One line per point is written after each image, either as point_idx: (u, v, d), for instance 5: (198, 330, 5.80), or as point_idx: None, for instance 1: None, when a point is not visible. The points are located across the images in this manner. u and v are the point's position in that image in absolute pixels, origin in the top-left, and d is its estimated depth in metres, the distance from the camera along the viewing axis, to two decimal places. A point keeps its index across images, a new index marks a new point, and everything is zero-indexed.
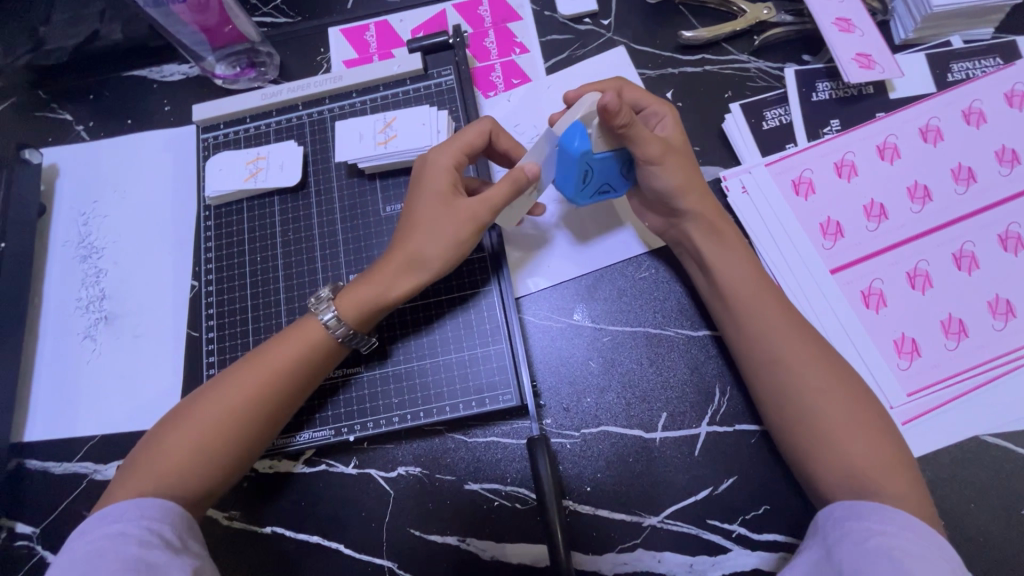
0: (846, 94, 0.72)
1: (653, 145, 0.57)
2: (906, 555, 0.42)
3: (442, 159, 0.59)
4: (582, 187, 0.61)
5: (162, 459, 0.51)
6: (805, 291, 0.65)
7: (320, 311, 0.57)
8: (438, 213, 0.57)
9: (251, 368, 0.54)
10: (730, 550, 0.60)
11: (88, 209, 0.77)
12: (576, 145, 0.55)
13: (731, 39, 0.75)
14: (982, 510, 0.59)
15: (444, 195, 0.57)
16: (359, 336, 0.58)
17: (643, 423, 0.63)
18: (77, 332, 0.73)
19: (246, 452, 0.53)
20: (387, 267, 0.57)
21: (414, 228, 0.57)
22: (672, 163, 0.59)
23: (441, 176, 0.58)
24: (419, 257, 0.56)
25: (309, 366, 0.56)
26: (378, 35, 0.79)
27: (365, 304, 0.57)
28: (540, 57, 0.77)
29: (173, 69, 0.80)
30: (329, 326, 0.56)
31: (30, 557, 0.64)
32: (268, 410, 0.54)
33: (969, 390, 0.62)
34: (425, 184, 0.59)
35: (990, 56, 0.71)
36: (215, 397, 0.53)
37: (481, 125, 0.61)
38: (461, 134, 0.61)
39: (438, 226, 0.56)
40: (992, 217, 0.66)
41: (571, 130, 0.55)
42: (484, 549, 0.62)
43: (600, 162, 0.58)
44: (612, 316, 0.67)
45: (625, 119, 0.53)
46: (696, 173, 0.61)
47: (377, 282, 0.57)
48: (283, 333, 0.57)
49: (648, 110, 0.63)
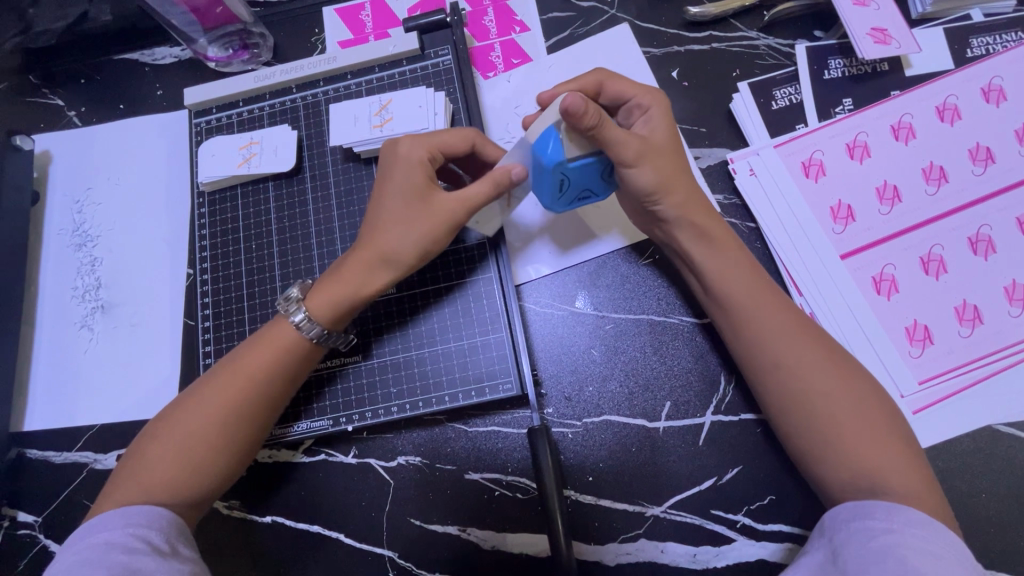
0: (860, 71, 0.69)
1: (629, 146, 0.53)
2: (912, 552, 0.41)
3: (415, 153, 0.56)
4: (560, 196, 0.56)
5: (150, 468, 0.50)
6: (815, 278, 0.63)
7: (290, 312, 0.55)
8: (414, 211, 0.54)
9: (227, 376, 0.53)
10: (734, 540, 0.59)
11: (81, 196, 0.76)
12: (549, 153, 0.51)
13: (740, 15, 0.72)
14: (994, 500, 0.58)
15: (421, 192, 0.55)
16: (333, 334, 0.57)
17: (646, 411, 0.62)
18: (74, 322, 0.72)
19: (234, 457, 0.53)
20: (353, 264, 0.55)
21: (384, 224, 0.55)
22: (649, 163, 0.55)
23: (417, 171, 0.55)
24: (390, 254, 0.54)
25: (290, 370, 0.55)
26: (374, 14, 0.77)
27: (337, 301, 0.55)
28: (540, 35, 0.74)
29: (164, 52, 0.78)
30: (299, 327, 0.55)
31: (32, 546, 0.65)
32: (249, 417, 0.53)
33: (983, 377, 0.60)
34: (398, 176, 0.56)
35: (1011, 30, 0.68)
36: (195, 408, 0.52)
37: (465, 131, 0.59)
38: (442, 132, 0.58)
39: (413, 224, 0.54)
40: (1010, 199, 0.63)
41: (543, 137, 0.51)
42: (485, 539, 0.61)
43: (578, 169, 0.53)
44: (615, 303, 0.66)
45: (593, 121, 0.48)
46: (678, 173, 0.57)
47: (353, 282, 0.55)
48: (259, 336, 0.56)
49: (633, 102, 0.59)
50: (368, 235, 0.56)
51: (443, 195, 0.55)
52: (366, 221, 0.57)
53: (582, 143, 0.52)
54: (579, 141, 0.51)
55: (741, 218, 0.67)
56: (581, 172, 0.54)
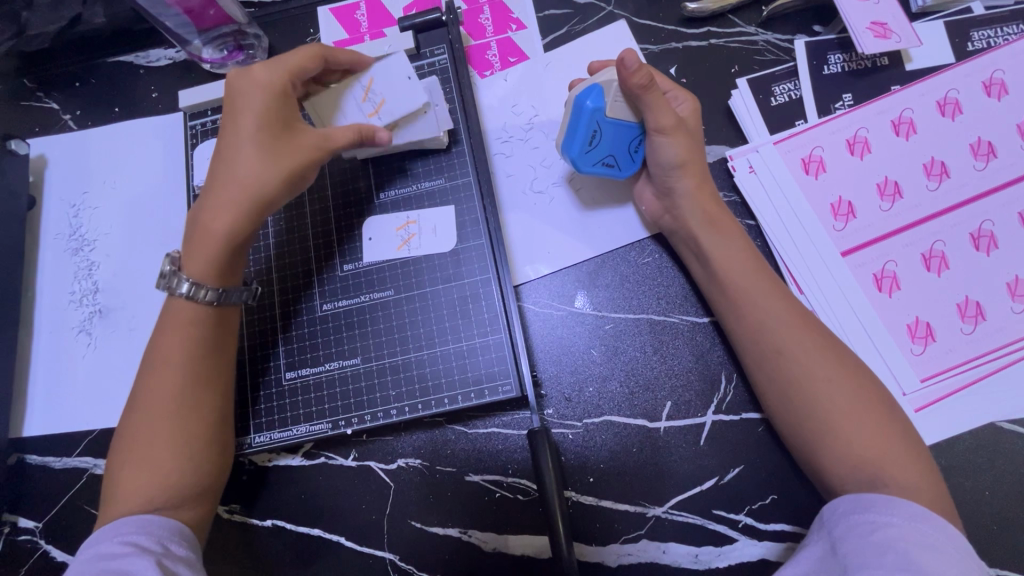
0: (860, 66, 0.68)
1: (666, 115, 0.58)
2: (914, 547, 0.41)
3: (271, 80, 0.56)
4: (589, 152, 0.60)
5: (129, 481, 0.52)
6: (815, 276, 0.63)
7: (176, 285, 0.56)
8: (273, 146, 0.56)
9: (164, 365, 0.55)
10: (736, 540, 0.58)
11: (78, 201, 0.76)
12: (593, 102, 0.58)
13: (738, 11, 0.71)
14: (998, 497, 0.58)
15: (280, 126, 0.56)
16: (227, 289, 0.57)
17: (646, 411, 0.62)
18: (71, 326, 0.72)
19: (197, 443, 0.54)
20: (223, 209, 0.55)
21: (244, 161, 0.55)
22: (679, 139, 0.59)
23: (274, 103, 0.56)
24: (254, 195, 0.55)
25: (214, 340, 0.56)
26: (369, 13, 0.76)
27: (215, 257, 0.56)
28: (537, 32, 0.74)
29: (159, 53, 0.77)
30: (189, 295, 0.55)
31: (34, 552, 0.65)
32: (190, 398, 0.54)
33: (986, 374, 0.60)
34: (251, 107, 0.56)
35: (1013, 23, 0.67)
36: (145, 410, 0.54)
37: (312, 49, 0.59)
38: (291, 54, 0.58)
39: (272, 161, 0.56)
40: (1012, 194, 0.63)
41: (589, 89, 0.58)
42: (486, 540, 0.61)
43: (612, 125, 0.59)
44: (615, 303, 0.65)
45: (643, 82, 0.55)
46: (701, 157, 0.61)
47: (227, 232, 0.55)
48: (167, 320, 0.57)
49: (669, 95, 0.63)
50: (227, 180, 0.56)
51: (303, 130, 0.57)
52: (218, 164, 0.56)
53: (622, 106, 0.58)
54: (621, 101, 0.58)
55: (740, 216, 0.66)
56: (614, 131, 0.59)
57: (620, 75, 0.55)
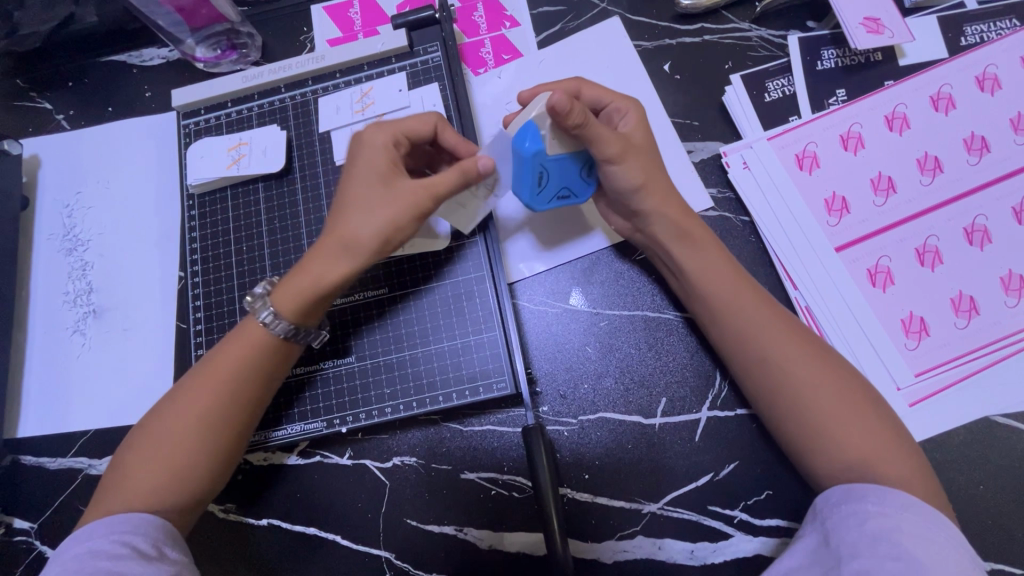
0: (854, 61, 0.68)
1: (612, 144, 0.55)
2: (908, 538, 0.41)
3: (379, 137, 0.56)
4: (539, 191, 0.58)
5: (137, 473, 0.51)
6: (810, 272, 0.63)
7: (258, 310, 0.55)
8: (374, 194, 0.53)
9: (201, 379, 0.54)
10: (731, 536, 0.59)
11: (71, 201, 0.76)
12: (530, 147, 0.54)
13: (731, 7, 0.71)
14: (993, 491, 0.58)
15: (382, 176, 0.54)
16: (303, 330, 0.56)
17: (641, 408, 0.62)
18: (65, 327, 0.72)
19: (211, 461, 0.53)
20: (320, 255, 0.53)
21: (347, 210, 0.53)
22: (633, 161, 0.57)
23: (377, 154, 0.55)
24: (344, 239, 0.53)
25: (259, 372, 0.55)
26: (363, 11, 0.76)
27: (300, 302, 0.54)
28: (531, 29, 0.74)
29: (152, 53, 0.77)
30: (267, 323, 0.54)
31: (29, 552, 0.65)
32: (219, 419, 0.53)
33: (981, 368, 0.60)
34: (359, 159, 0.55)
35: (1007, 17, 0.68)
36: (169, 415, 0.53)
37: (427, 116, 0.59)
38: (405, 120, 0.58)
39: (371, 207, 0.53)
40: (1006, 188, 0.63)
41: (522, 130, 0.54)
42: (482, 538, 0.61)
43: (555, 162, 0.56)
44: (610, 300, 0.65)
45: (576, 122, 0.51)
46: (658, 170, 0.59)
47: (315, 278, 0.53)
48: (225, 341, 0.56)
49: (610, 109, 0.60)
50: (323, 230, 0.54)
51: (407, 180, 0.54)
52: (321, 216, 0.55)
53: (561, 140, 0.55)
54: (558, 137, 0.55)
55: (735, 213, 0.66)
56: (560, 166, 0.57)
57: (556, 119, 0.51)
